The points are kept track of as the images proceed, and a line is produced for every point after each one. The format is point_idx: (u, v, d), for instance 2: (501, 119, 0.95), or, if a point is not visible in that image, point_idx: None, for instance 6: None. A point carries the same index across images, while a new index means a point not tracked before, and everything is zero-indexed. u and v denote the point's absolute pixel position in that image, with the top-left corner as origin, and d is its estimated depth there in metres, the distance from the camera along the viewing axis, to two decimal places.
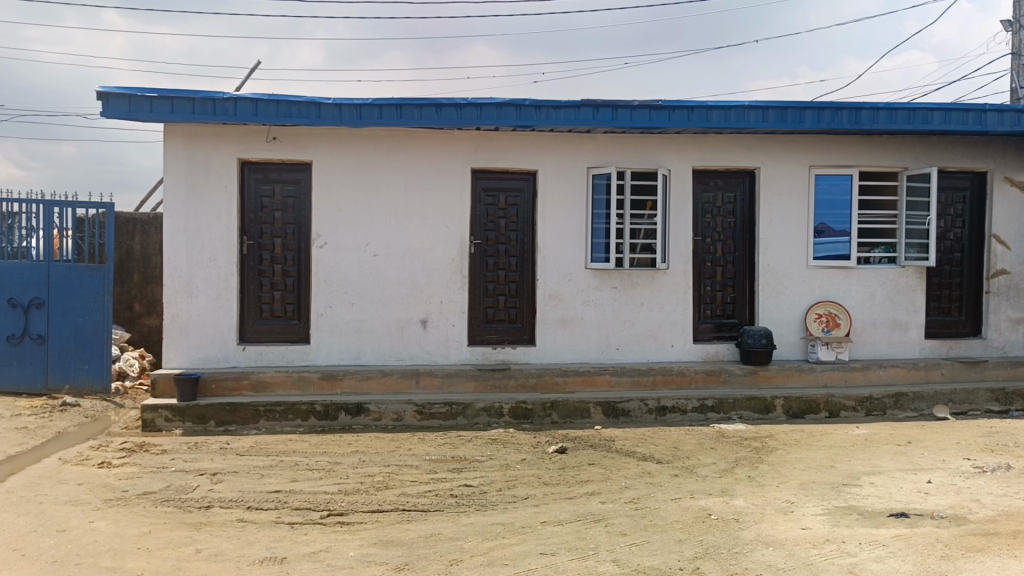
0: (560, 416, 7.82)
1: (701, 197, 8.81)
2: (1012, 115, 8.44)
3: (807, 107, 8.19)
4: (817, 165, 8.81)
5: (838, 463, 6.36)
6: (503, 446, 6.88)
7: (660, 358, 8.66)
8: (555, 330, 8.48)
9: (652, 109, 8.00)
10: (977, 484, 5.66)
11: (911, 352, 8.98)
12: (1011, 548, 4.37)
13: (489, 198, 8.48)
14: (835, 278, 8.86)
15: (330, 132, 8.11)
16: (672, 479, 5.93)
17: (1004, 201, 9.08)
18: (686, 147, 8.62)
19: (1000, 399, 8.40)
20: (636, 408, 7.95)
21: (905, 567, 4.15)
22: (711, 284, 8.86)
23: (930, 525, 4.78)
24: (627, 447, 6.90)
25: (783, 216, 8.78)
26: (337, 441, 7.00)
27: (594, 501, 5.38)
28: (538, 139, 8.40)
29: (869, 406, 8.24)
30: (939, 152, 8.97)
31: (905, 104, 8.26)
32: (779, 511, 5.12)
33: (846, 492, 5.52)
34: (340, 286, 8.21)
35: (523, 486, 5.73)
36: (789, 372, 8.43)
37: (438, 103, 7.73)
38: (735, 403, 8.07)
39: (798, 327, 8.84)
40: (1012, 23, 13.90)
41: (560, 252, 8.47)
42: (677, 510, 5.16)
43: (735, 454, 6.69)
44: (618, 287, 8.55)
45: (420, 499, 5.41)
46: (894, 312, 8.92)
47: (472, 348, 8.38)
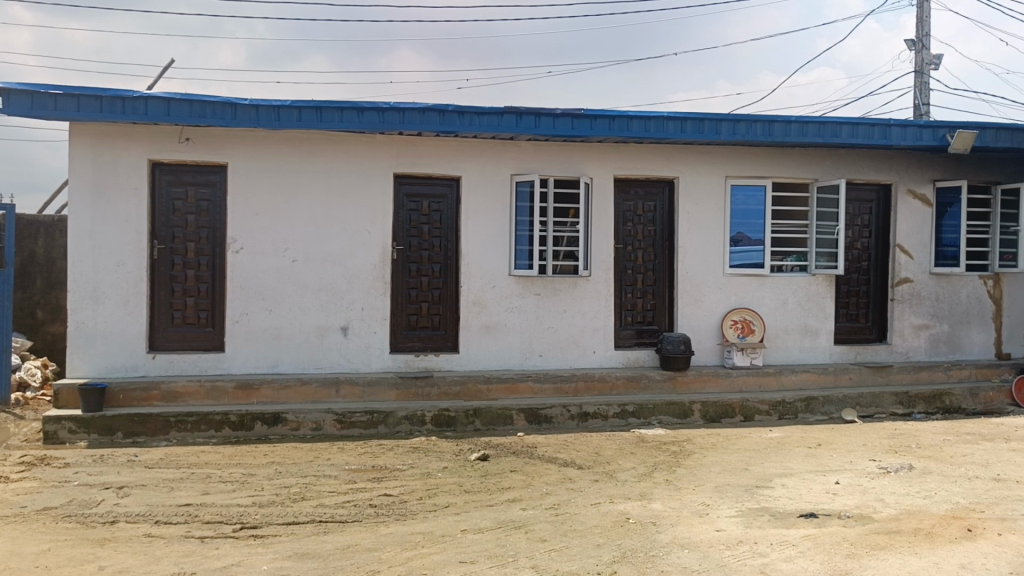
0: (483, 423, 7.79)
1: (622, 206, 8.94)
2: (914, 130, 8.84)
3: (724, 119, 8.39)
4: (733, 176, 9.05)
5: (752, 466, 6.53)
6: (424, 454, 6.82)
7: (582, 364, 8.73)
8: (478, 337, 8.47)
9: (573, 117, 8.09)
10: (881, 484, 5.88)
11: (821, 357, 9.30)
12: (911, 545, 4.55)
13: (411, 203, 8.41)
14: (750, 286, 9.11)
15: (247, 134, 7.93)
16: (592, 484, 5.98)
17: (908, 212, 9.49)
18: (608, 156, 8.73)
19: (903, 402, 8.76)
20: (558, 415, 7.98)
21: (814, 566, 4.27)
22: (632, 291, 8.99)
23: (838, 525, 4.94)
24: (549, 453, 6.93)
25: (702, 224, 8.98)
26: (252, 452, 6.82)
27: (514, 508, 5.38)
28: (462, 145, 8.38)
29: (782, 409, 8.49)
30: (847, 165, 9.33)
31: (816, 117, 8.57)
32: (695, 513, 5.22)
33: (759, 494, 5.66)
34: (257, 292, 8.02)
35: (444, 494, 5.69)
36: (706, 377, 8.62)
37: (360, 106, 7.64)
38: (655, 408, 8.19)
39: (715, 333, 9.06)
40: (915, 41, 14.56)
41: (483, 258, 8.47)
42: (596, 514, 5.20)
43: (654, 458, 6.79)
44: (541, 294, 8.59)
45: (337, 510, 5.31)
46: (805, 318, 9.23)
47: (394, 356, 8.29)
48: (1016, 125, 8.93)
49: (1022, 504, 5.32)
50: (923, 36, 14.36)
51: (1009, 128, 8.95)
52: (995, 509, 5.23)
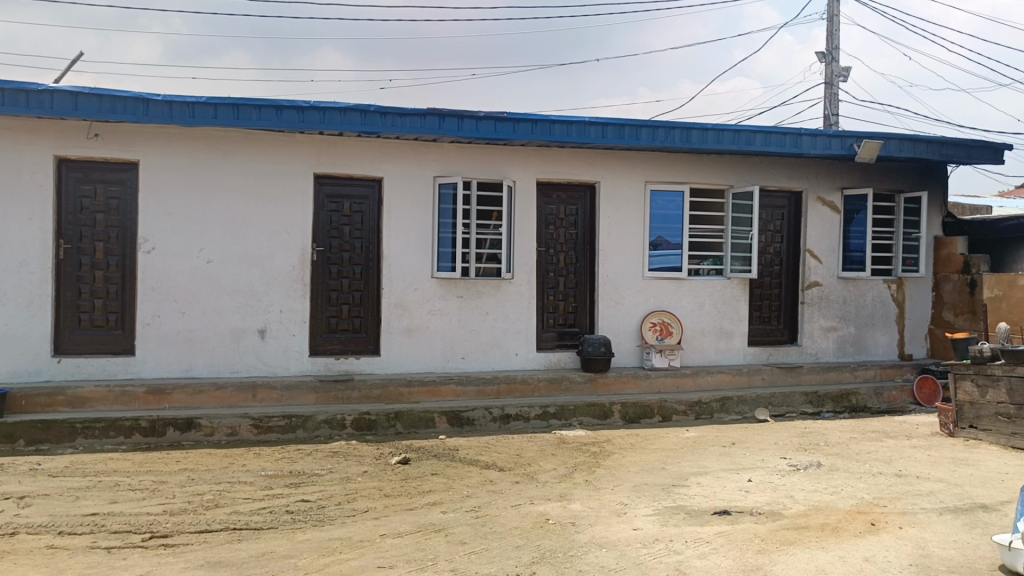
0: (404, 427, 7.71)
1: (544, 209, 9.01)
2: (824, 139, 9.18)
3: (643, 125, 8.56)
4: (652, 181, 9.23)
5: (669, 465, 6.67)
6: (344, 458, 6.73)
7: (504, 367, 8.77)
8: (400, 339, 8.40)
9: (496, 120, 8.12)
10: (791, 481, 6.09)
11: (736, 359, 9.56)
12: (819, 540, 4.72)
13: (332, 204, 8.29)
14: (668, 289, 9.31)
15: (160, 130, 7.68)
16: (513, 486, 6.00)
17: (817, 219, 9.85)
18: (530, 160, 8.79)
19: (813, 402, 9.05)
20: (480, 417, 7.96)
21: (726, 562, 4.38)
22: (554, 293, 9.07)
23: (750, 522, 5.09)
24: (471, 455, 6.92)
25: (622, 228, 9.13)
26: (164, 459, 6.61)
27: (435, 511, 5.35)
28: (384, 146, 8.32)
29: (698, 409, 8.68)
30: (761, 172, 9.63)
31: (731, 125, 8.82)
32: (613, 513, 5.31)
33: (676, 493, 5.79)
34: (170, 294, 7.78)
35: (364, 499, 5.62)
36: (626, 379, 8.76)
37: (278, 105, 7.49)
38: (576, 410, 8.23)
39: (635, 335, 9.22)
40: (826, 54, 15.13)
41: (405, 260, 8.41)
42: (517, 516, 5.23)
43: (574, 459, 6.87)
44: (463, 296, 8.59)
45: (252, 517, 5.19)
46: (720, 320, 9.48)
47: (313, 359, 8.16)
48: (918, 136, 9.37)
49: (921, 498, 5.58)
50: (833, 49, 14.93)
51: (911, 139, 9.38)
52: (896, 504, 5.47)
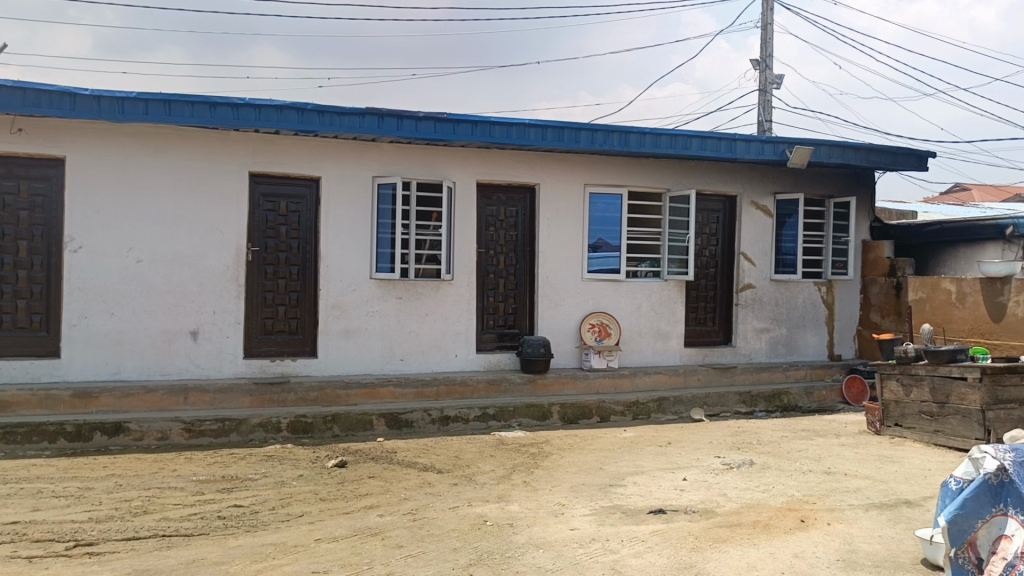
0: (341, 429, 7.61)
1: (484, 210, 9.01)
2: (758, 145, 9.40)
3: (582, 128, 8.64)
4: (591, 184, 9.32)
5: (607, 465, 6.73)
6: (279, 462, 6.62)
7: (443, 368, 8.73)
8: (337, 341, 8.30)
9: (436, 121, 8.09)
10: (725, 480, 6.20)
11: (672, 359, 9.72)
12: (750, 537, 4.82)
13: (268, 203, 8.15)
14: (607, 291, 9.41)
15: (88, 126, 7.44)
16: (451, 488, 5.98)
17: (751, 222, 10.07)
18: (470, 161, 8.78)
19: (746, 401, 9.24)
20: (419, 419, 7.90)
21: (661, 560, 4.44)
22: (494, 295, 9.08)
23: (684, 520, 5.17)
24: (409, 458, 6.87)
25: (561, 230, 9.19)
26: (90, 465, 6.40)
27: (372, 515, 5.30)
28: (321, 145, 8.21)
29: (636, 410, 8.78)
30: (697, 176, 9.80)
31: (668, 130, 8.95)
32: (550, 513, 5.33)
33: (612, 493, 5.84)
34: (97, 294, 7.54)
35: (299, 504, 5.53)
36: (565, 380, 8.81)
37: (212, 101, 7.33)
38: (515, 411, 8.24)
39: (574, 337, 9.28)
40: (759, 61, 15.48)
41: (343, 261, 8.32)
42: (455, 518, 5.21)
43: (513, 460, 6.87)
44: (402, 297, 8.53)
45: (182, 523, 5.06)
46: (657, 322, 9.62)
47: (248, 361, 8.00)
48: (847, 143, 9.67)
49: (849, 495, 5.75)
50: (766, 56, 15.28)
51: (841, 146, 9.67)
52: (825, 500, 5.62)
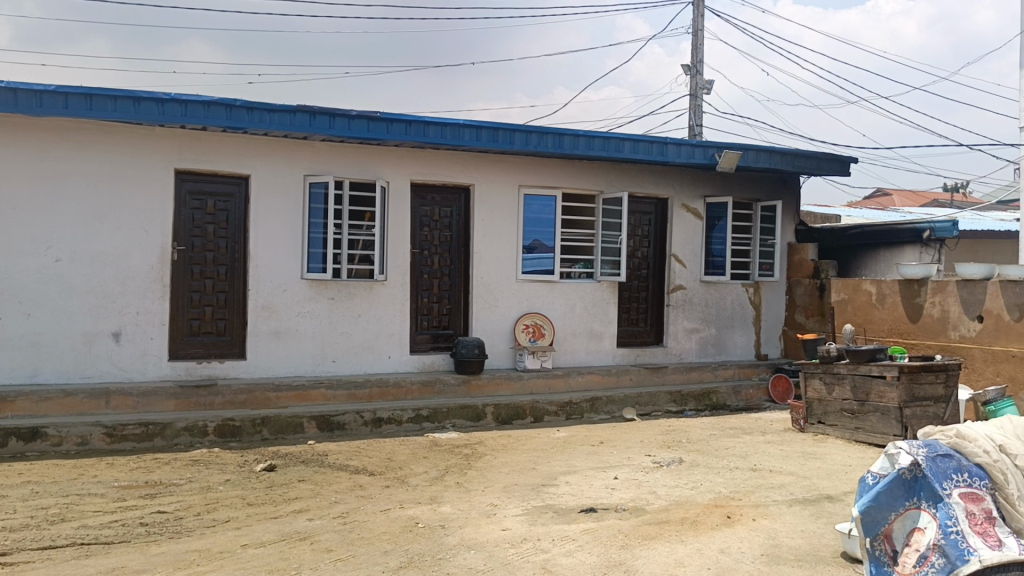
0: (271, 432, 7.46)
1: (418, 211, 8.97)
2: (688, 149, 9.57)
3: (516, 129, 8.67)
4: (525, 185, 9.35)
5: (539, 465, 6.77)
6: (205, 467, 6.46)
7: (376, 370, 8.65)
8: (267, 343, 8.15)
9: (369, 120, 8.01)
10: (655, 478, 6.30)
11: (605, 360, 9.83)
12: (678, 534, 4.91)
13: (194, 202, 7.95)
14: (541, 292, 9.46)
15: (3, 119, 7.14)
16: (383, 490, 5.93)
17: (682, 225, 10.25)
18: (404, 161, 8.72)
19: (676, 400, 9.39)
20: (351, 421, 7.80)
21: (591, 559, 4.48)
22: (428, 296, 9.05)
23: (614, 518, 5.23)
24: (340, 460, 6.79)
25: (495, 231, 9.20)
26: (4, 472, 6.14)
27: (301, 519, 5.22)
28: (251, 143, 8.05)
29: (569, 410, 8.84)
30: (630, 179, 9.94)
31: (601, 133, 9.05)
32: (482, 514, 5.33)
33: (544, 493, 5.87)
34: (13, 295, 7.24)
35: (225, 509, 5.41)
36: (499, 381, 8.82)
37: (136, 96, 7.11)
38: (448, 412, 8.21)
39: (508, 337, 9.31)
40: (691, 66, 15.76)
41: (273, 261, 8.17)
42: (386, 521, 5.16)
43: (446, 462, 6.85)
44: (334, 298, 8.42)
45: (102, 531, 4.90)
46: (591, 323, 9.72)
47: (173, 363, 7.79)
48: (773, 148, 9.92)
49: (773, 491, 5.89)
50: (698, 62, 15.57)
51: (768, 151, 9.92)
52: (751, 497, 5.75)
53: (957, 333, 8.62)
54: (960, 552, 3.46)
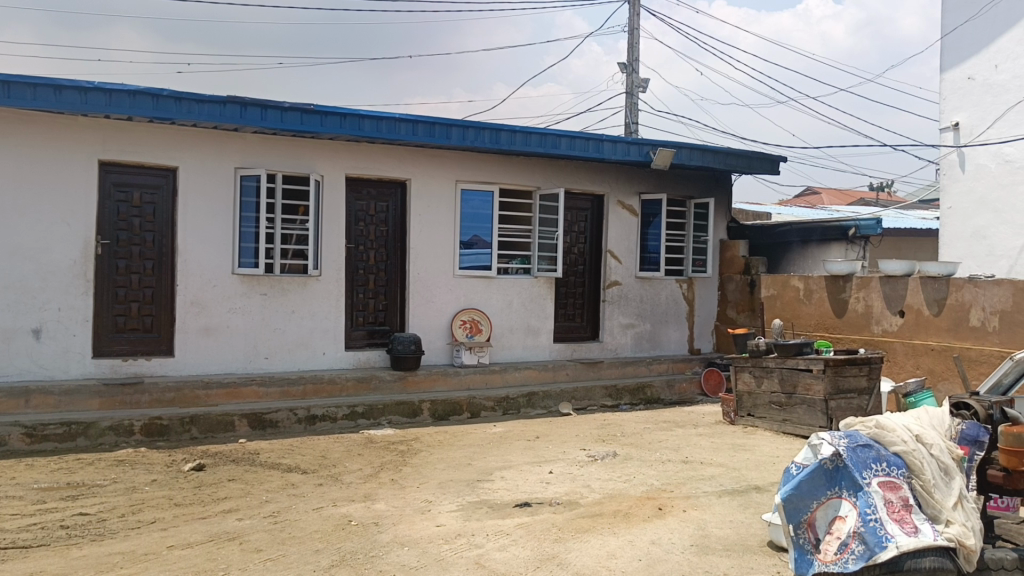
0: (200, 431, 7.30)
1: (353, 205, 8.86)
2: (623, 146, 9.69)
3: (453, 124, 8.64)
4: (463, 180, 9.33)
5: (475, 460, 6.77)
6: (130, 467, 6.28)
7: (311, 367, 8.54)
8: (196, 340, 7.96)
9: (302, 112, 7.88)
10: (589, 471, 6.36)
11: (542, 355, 9.89)
12: (611, 526, 4.96)
13: (119, 194, 7.70)
14: (478, 288, 9.46)
15: None
16: (315, 489, 5.84)
17: (618, 222, 10.37)
18: (338, 155, 8.61)
19: (612, 395, 9.48)
20: (284, 419, 7.67)
21: (524, 553, 4.50)
22: (364, 291, 8.96)
23: (548, 512, 5.27)
24: (272, 459, 6.67)
25: (432, 226, 9.15)
26: None
27: (229, 519, 5.11)
28: (179, 134, 7.84)
29: (505, 405, 8.85)
30: (567, 175, 10.00)
31: (538, 129, 9.10)
32: (417, 511, 5.30)
33: (479, 488, 5.87)
34: None
35: (151, 510, 5.27)
36: (436, 376, 8.78)
37: (57, 84, 6.85)
38: (384, 408, 8.15)
39: (444, 333, 9.28)
40: (626, 65, 15.93)
41: (202, 256, 7.97)
42: (317, 519, 5.10)
43: (381, 459, 6.79)
44: (267, 294, 8.27)
45: (19, 534, 4.72)
46: (528, 318, 9.77)
47: (97, 361, 7.55)
48: (706, 146, 10.11)
49: (703, 483, 6.01)
50: (633, 61, 15.74)
51: (701, 149, 10.10)
52: (682, 489, 5.85)
53: (880, 328, 8.91)
54: (879, 539, 3.59)
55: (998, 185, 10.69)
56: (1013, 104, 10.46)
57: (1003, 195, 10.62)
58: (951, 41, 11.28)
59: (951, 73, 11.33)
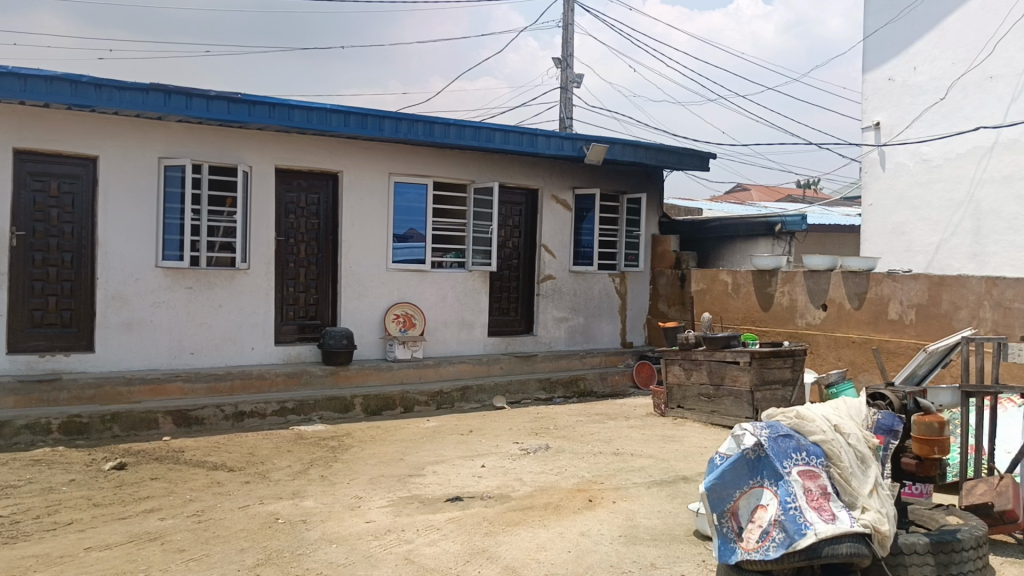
0: (122, 429, 7.08)
1: (284, 197, 8.70)
2: (557, 141, 9.73)
3: (386, 116, 8.56)
4: (396, 173, 9.24)
5: (407, 455, 6.72)
6: (47, 467, 6.05)
7: (239, 362, 8.37)
8: (118, 334, 7.71)
9: (229, 101, 7.70)
10: (521, 465, 6.39)
11: (476, 348, 9.90)
12: (541, 519, 4.99)
13: (36, 183, 7.40)
14: (412, 282, 9.40)
15: None
16: (242, 487, 5.72)
17: (552, 216, 10.42)
18: (267, 145, 8.44)
19: (545, 388, 9.53)
20: (211, 415, 7.49)
21: (454, 547, 4.49)
22: (294, 285, 8.82)
23: (480, 506, 5.27)
24: (197, 457, 6.51)
25: (364, 220, 9.04)
26: None
27: (151, 519, 4.97)
28: (100, 122, 7.58)
29: (439, 399, 8.82)
30: (501, 169, 10.00)
31: (472, 122, 9.07)
32: (346, 507, 5.24)
33: (410, 483, 5.84)
34: None
35: (68, 511, 5.09)
36: (368, 371, 8.70)
37: None
38: (315, 404, 8.04)
39: (377, 328, 9.19)
40: (561, 60, 15.99)
41: (124, 248, 7.72)
42: (243, 517, 5.00)
43: (311, 455, 6.70)
44: (192, 287, 8.06)
45: None
46: (462, 312, 9.76)
47: (12, 357, 7.24)
48: (638, 142, 10.22)
49: (633, 474, 6.10)
50: (567, 56, 15.81)
51: (633, 145, 10.21)
52: (612, 480, 5.92)
53: (804, 321, 9.17)
54: (798, 527, 3.68)
55: (916, 183, 11.09)
56: (930, 105, 10.86)
57: (921, 192, 11.01)
58: (872, 43, 11.66)
59: (873, 74, 11.70)
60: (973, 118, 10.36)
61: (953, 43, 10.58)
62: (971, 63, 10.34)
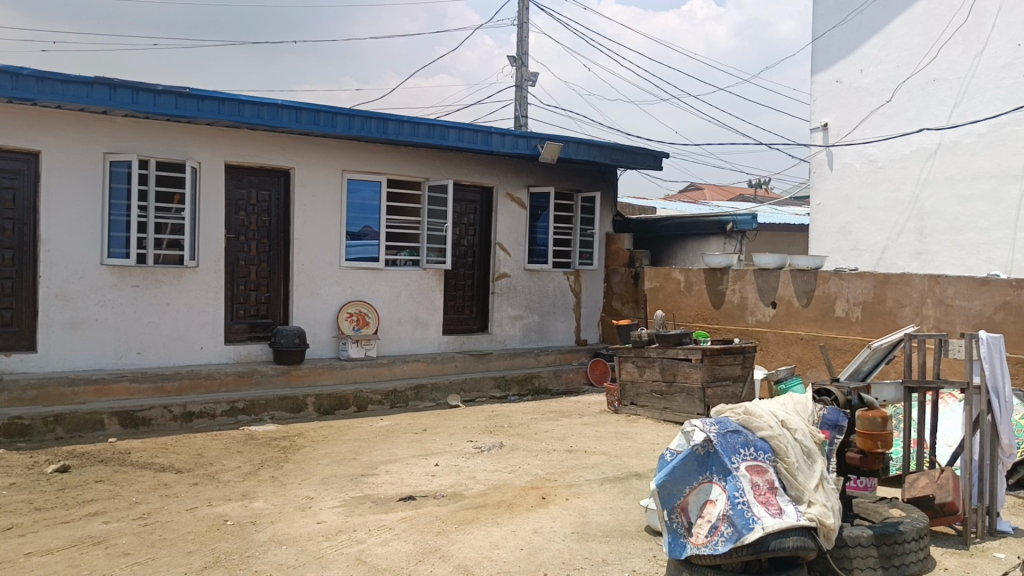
0: (66, 430, 6.91)
1: (234, 193, 8.56)
2: (512, 139, 9.73)
3: (339, 113, 8.47)
4: (349, 170, 9.16)
5: (360, 455, 6.67)
6: None
7: (188, 361, 8.22)
8: (62, 334, 7.52)
9: (177, 96, 7.53)
10: (474, 463, 6.38)
11: (430, 347, 9.86)
12: (494, 517, 4.99)
13: None
14: (365, 279, 9.33)
15: None
16: (190, 489, 5.61)
17: (507, 214, 10.42)
18: (217, 141, 8.29)
19: (500, 386, 9.53)
20: (158, 416, 7.34)
21: (406, 547, 4.47)
22: (245, 283, 8.68)
23: (433, 505, 5.25)
24: (144, 459, 6.37)
25: (317, 217, 8.94)
26: None
27: (95, 522, 4.85)
28: (42, 116, 7.37)
29: (393, 398, 8.77)
30: (455, 166, 9.97)
31: (426, 120, 9.02)
32: (297, 508, 5.18)
33: (363, 483, 5.79)
34: None
35: (8, 515, 4.94)
36: (321, 370, 8.60)
37: None
38: (267, 403, 7.93)
39: (330, 326, 9.10)
40: (516, 57, 15.99)
41: (67, 245, 7.52)
42: (191, 520, 4.90)
43: (262, 455, 6.62)
44: (139, 286, 7.88)
45: None
46: (416, 310, 9.71)
47: None
48: (592, 141, 10.27)
49: (586, 471, 6.13)
50: (522, 54, 15.82)
51: (587, 144, 10.26)
52: (564, 477, 5.95)
53: (754, 318, 9.32)
54: (746, 521, 3.73)
55: (863, 184, 11.33)
56: (876, 107, 11.11)
57: (867, 193, 11.26)
58: (820, 45, 11.89)
59: (821, 76, 11.95)
60: (917, 120, 10.63)
61: (897, 47, 10.85)
62: (916, 67, 10.61)
